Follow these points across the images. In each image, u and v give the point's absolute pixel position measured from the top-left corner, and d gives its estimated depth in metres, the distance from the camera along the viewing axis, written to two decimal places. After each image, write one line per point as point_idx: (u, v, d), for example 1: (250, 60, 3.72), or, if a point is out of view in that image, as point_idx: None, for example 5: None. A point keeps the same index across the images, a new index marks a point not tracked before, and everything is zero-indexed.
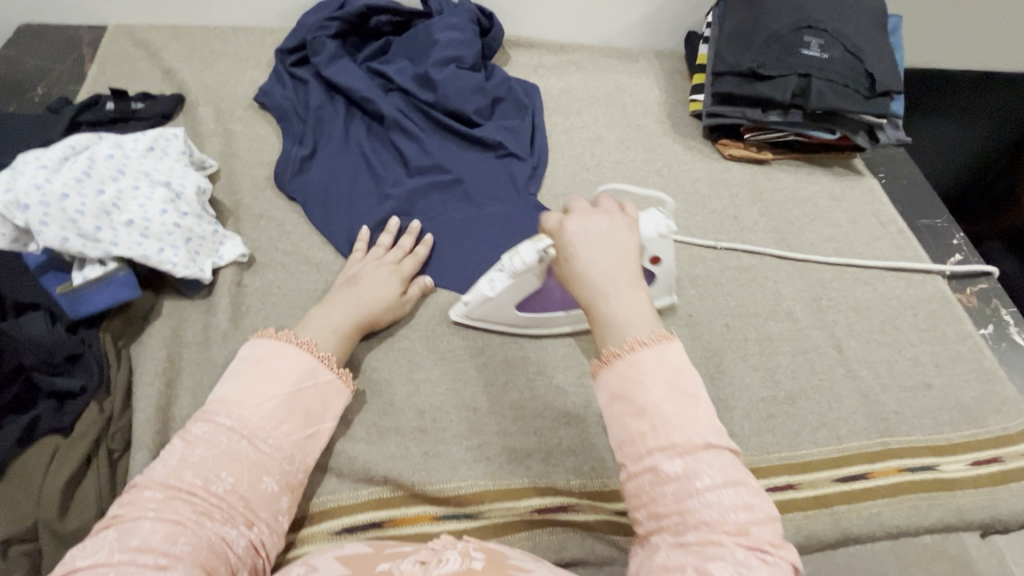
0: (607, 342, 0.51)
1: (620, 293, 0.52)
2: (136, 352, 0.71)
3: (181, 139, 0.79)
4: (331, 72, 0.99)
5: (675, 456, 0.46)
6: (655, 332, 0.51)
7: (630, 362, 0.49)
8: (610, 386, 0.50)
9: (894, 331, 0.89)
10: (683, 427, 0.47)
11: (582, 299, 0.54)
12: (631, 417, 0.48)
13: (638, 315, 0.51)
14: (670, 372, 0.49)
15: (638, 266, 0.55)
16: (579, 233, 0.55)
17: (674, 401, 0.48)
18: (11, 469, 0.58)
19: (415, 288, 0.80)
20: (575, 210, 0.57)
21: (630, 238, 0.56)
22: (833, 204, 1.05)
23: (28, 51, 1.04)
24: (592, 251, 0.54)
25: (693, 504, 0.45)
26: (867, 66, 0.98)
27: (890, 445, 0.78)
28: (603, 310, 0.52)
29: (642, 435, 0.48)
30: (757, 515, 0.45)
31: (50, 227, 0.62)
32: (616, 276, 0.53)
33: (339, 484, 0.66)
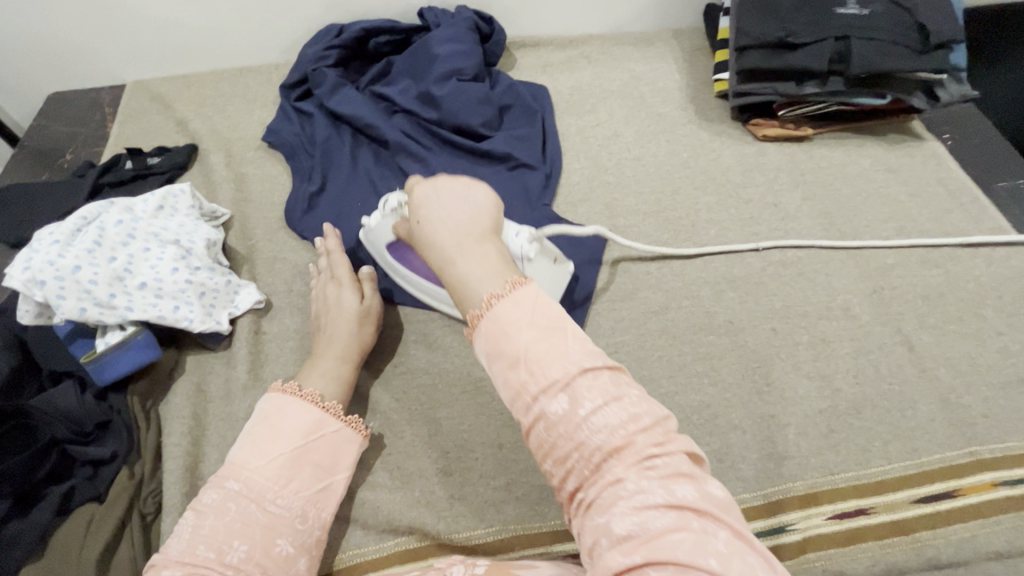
0: (469, 302, 0.47)
1: (473, 252, 0.49)
2: (163, 411, 0.72)
3: (188, 194, 0.79)
4: (335, 102, 0.97)
5: (555, 394, 0.42)
6: (508, 278, 0.47)
7: (494, 315, 0.45)
8: (485, 345, 0.45)
9: (976, 320, 0.78)
10: (558, 362, 0.42)
11: (436, 262, 0.51)
12: (509, 371, 0.44)
13: (488, 266, 0.48)
14: (534, 309, 0.45)
15: (491, 220, 0.52)
16: (421, 203, 0.54)
17: (540, 339, 0.43)
18: (53, 541, 0.60)
19: (367, 284, 0.76)
20: (416, 186, 0.56)
21: (483, 191, 0.54)
22: (890, 177, 0.93)
23: (55, 119, 1.08)
24: (437, 214, 0.52)
25: (588, 438, 0.41)
26: (919, 19, 0.86)
27: (980, 455, 0.68)
28: (456, 271, 0.49)
29: (524, 385, 0.43)
30: (643, 421, 0.42)
31: (68, 300, 0.65)
32: (465, 232, 0.51)
33: (364, 537, 0.65)
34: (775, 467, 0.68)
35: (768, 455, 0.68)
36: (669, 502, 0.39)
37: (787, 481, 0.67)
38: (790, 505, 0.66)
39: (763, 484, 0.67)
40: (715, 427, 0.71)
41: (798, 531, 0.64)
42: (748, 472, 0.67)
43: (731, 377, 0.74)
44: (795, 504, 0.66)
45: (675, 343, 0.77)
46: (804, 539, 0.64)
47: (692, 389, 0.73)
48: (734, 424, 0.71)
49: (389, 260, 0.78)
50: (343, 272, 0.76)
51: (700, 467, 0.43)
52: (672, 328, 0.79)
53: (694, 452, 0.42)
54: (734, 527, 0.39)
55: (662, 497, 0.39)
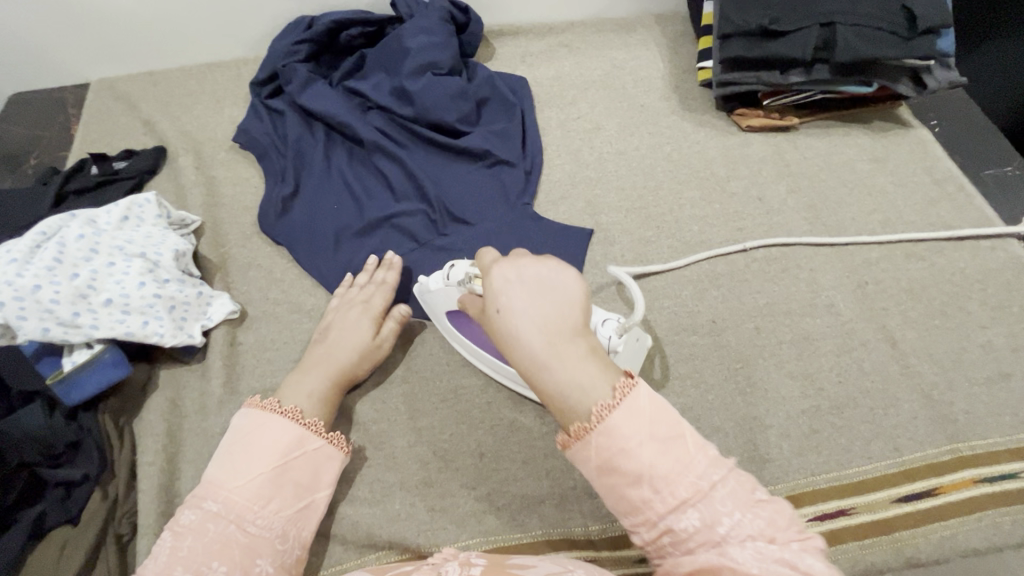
0: (569, 416, 0.47)
1: (569, 357, 0.47)
2: (137, 428, 0.71)
3: (154, 203, 0.77)
4: (306, 100, 0.94)
5: (686, 511, 0.44)
6: (617, 381, 0.47)
7: (606, 427, 0.45)
8: (592, 461, 0.46)
9: (959, 314, 0.77)
10: (684, 478, 0.44)
11: (520, 366, 0.48)
12: (626, 486, 0.45)
13: (592, 375, 0.46)
14: (650, 412, 0.46)
15: (584, 318, 0.48)
16: (500, 289, 0.49)
17: (664, 454, 0.45)
18: (26, 566, 0.59)
19: (390, 323, 0.74)
20: (495, 267, 0.51)
21: (570, 284, 0.48)
22: (875, 167, 0.91)
23: (17, 121, 1.04)
24: (517, 305, 0.48)
25: (727, 552, 0.42)
26: (905, 1, 0.84)
27: (961, 452, 0.68)
28: (545, 378, 0.47)
29: (647, 503, 0.45)
30: (777, 522, 0.44)
31: (29, 321, 0.62)
32: (553, 330, 0.47)
33: (344, 552, 0.64)
34: (757, 470, 0.67)
35: (749, 458, 0.68)
36: (794, 566, 0.41)
37: (768, 484, 0.67)
38: None
39: None
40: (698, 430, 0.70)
41: None
42: None
43: (713, 379, 0.73)
44: None
45: (657, 344, 0.76)
46: None
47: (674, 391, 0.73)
48: (716, 427, 0.70)
49: (446, 325, 0.72)
50: (377, 302, 0.75)
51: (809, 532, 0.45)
52: (655, 330, 0.78)
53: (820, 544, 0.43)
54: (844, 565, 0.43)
55: (785, 564, 0.41)
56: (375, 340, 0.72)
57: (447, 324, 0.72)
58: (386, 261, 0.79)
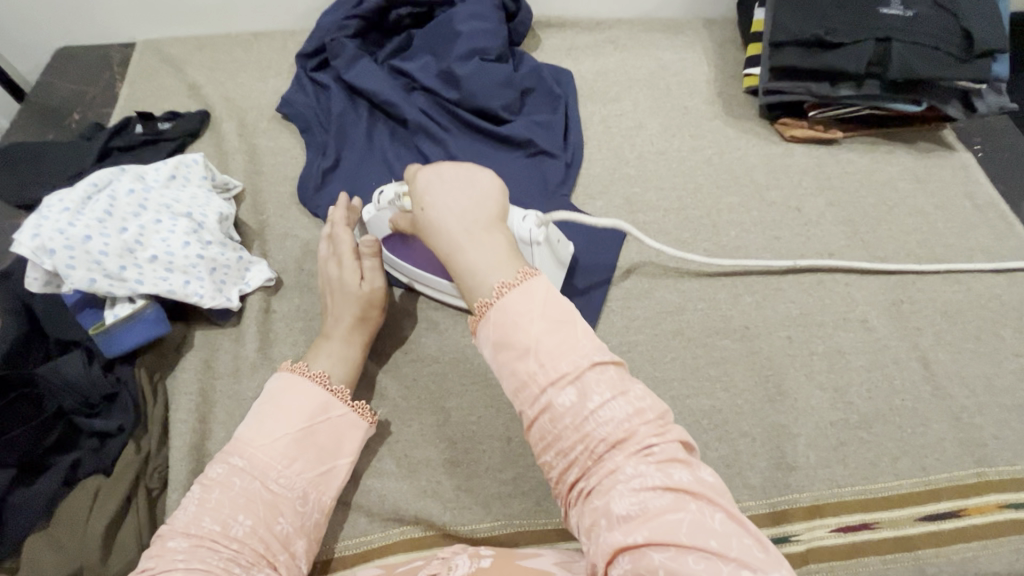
0: (476, 292, 0.50)
1: (484, 242, 0.52)
2: (171, 385, 0.71)
3: (201, 164, 0.77)
4: (353, 76, 0.94)
5: (564, 387, 0.45)
6: (519, 269, 0.50)
7: (503, 304, 0.48)
8: (491, 336, 0.48)
9: (993, 339, 0.77)
10: (569, 355, 0.46)
11: (442, 249, 0.54)
12: (518, 360, 0.47)
13: (498, 257, 0.51)
14: (545, 303, 0.48)
15: (499, 209, 0.56)
16: (425, 188, 0.57)
17: (551, 333, 0.47)
18: (60, 512, 0.59)
19: (370, 263, 0.72)
20: (421, 172, 0.59)
21: (486, 176, 0.57)
22: (917, 186, 0.91)
23: (63, 75, 1.05)
24: (441, 204, 0.55)
25: (592, 428, 0.45)
26: (966, 23, 0.83)
27: (988, 476, 0.68)
28: (462, 259, 0.52)
29: (533, 375, 0.46)
30: (644, 415, 0.45)
31: (77, 270, 0.63)
32: (471, 220, 0.53)
33: (369, 524, 0.65)
34: (782, 478, 0.67)
35: (776, 465, 0.68)
36: (669, 487, 0.42)
37: (792, 491, 0.67)
38: (794, 516, 0.66)
39: (769, 493, 0.67)
40: (726, 434, 0.70)
41: (802, 542, 0.64)
42: (755, 481, 0.67)
43: (743, 384, 0.73)
44: (800, 515, 0.66)
45: (689, 344, 0.77)
46: (806, 550, 0.64)
47: (704, 393, 0.73)
48: (744, 431, 0.70)
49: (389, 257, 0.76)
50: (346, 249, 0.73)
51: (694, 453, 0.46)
52: (687, 331, 0.77)
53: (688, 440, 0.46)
54: (727, 504, 0.43)
55: (661, 481, 0.42)
56: (361, 284, 0.71)
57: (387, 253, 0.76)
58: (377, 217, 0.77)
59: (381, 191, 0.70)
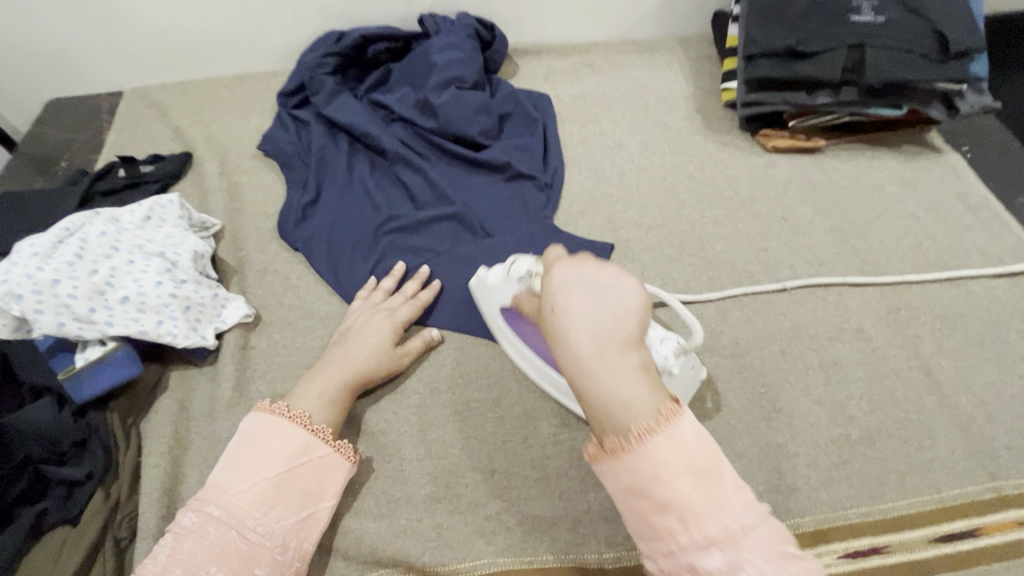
0: (608, 430, 0.45)
1: (618, 370, 0.44)
2: (145, 429, 0.70)
3: (177, 204, 0.78)
4: (332, 111, 0.95)
5: (712, 550, 0.42)
6: (661, 407, 0.44)
7: (645, 451, 0.43)
8: (625, 482, 0.44)
9: (997, 343, 0.73)
10: (718, 516, 0.42)
11: (569, 373, 0.46)
12: (655, 513, 0.43)
13: (641, 393, 0.44)
14: (692, 453, 0.43)
15: (638, 327, 0.46)
16: (559, 291, 0.47)
17: (696, 484, 0.43)
18: (22, 568, 0.57)
19: (415, 340, 0.73)
20: (555, 268, 0.50)
21: (629, 291, 0.46)
22: (905, 190, 0.89)
23: (53, 126, 1.07)
24: (570, 308, 0.46)
25: (704, 539, 0.42)
26: (936, 25, 0.83)
27: (1003, 490, 0.64)
28: (594, 392, 0.45)
29: (671, 533, 0.43)
30: (753, 521, 0.43)
31: (45, 315, 0.62)
32: (602, 339, 0.45)
33: (347, 569, 0.61)
34: (782, 500, 0.64)
35: (774, 487, 0.64)
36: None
37: (794, 515, 0.63)
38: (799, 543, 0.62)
39: None
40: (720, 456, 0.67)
41: None
42: None
43: (737, 402, 0.70)
44: (805, 542, 0.62)
45: None
46: None
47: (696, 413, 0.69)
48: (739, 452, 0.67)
49: (502, 324, 0.71)
50: (399, 311, 0.74)
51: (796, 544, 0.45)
52: None
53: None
54: None
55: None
56: (393, 350, 0.71)
57: (498, 317, 0.71)
58: (422, 277, 0.78)
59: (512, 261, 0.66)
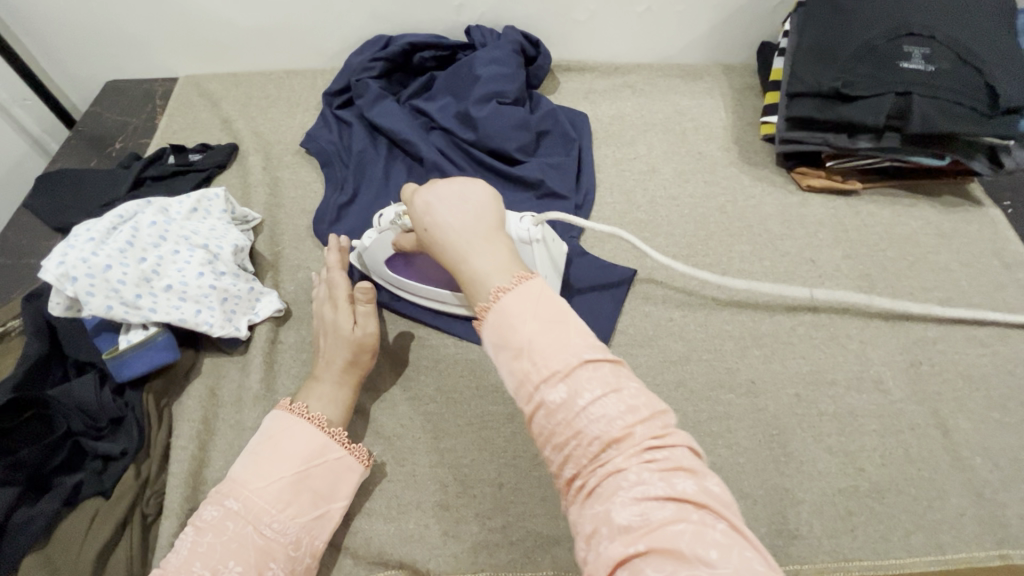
0: (476, 295, 0.51)
1: (479, 245, 0.53)
2: (176, 411, 0.73)
3: (222, 199, 0.81)
4: (375, 114, 0.97)
5: (556, 383, 0.43)
6: (515, 274, 0.50)
7: (499, 307, 0.48)
8: (490, 337, 0.48)
9: (1021, 409, 0.73)
10: (562, 354, 0.44)
11: (450, 259, 0.54)
12: (514, 361, 0.46)
13: (495, 263, 0.51)
14: (536, 300, 0.48)
15: (494, 217, 0.56)
16: (431, 207, 0.56)
17: (545, 332, 0.45)
18: (56, 532, 0.61)
19: (361, 303, 0.72)
20: (416, 195, 0.58)
21: (480, 188, 0.57)
22: (940, 242, 0.88)
23: (111, 107, 1.12)
24: (443, 218, 0.55)
25: (585, 424, 0.42)
26: (989, 78, 0.81)
27: (1010, 559, 0.64)
28: (467, 266, 0.52)
29: (528, 374, 0.44)
30: (641, 415, 0.42)
31: (96, 297, 0.66)
32: (472, 233, 0.54)
33: (354, 567, 0.64)
34: (784, 545, 0.64)
35: (777, 530, 0.65)
36: (668, 493, 0.38)
37: (794, 562, 0.63)
38: None
39: None
40: None
41: None
42: None
43: (747, 441, 0.71)
44: None
45: (692, 397, 0.74)
46: None
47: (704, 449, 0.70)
48: (744, 492, 0.68)
49: (394, 279, 0.78)
50: (340, 296, 0.73)
51: (698, 460, 0.42)
52: (691, 382, 0.75)
53: (692, 447, 0.42)
54: (732, 518, 0.39)
55: (662, 490, 0.39)
56: (354, 326, 0.71)
57: (393, 277, 0.78)
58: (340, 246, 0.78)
59: (380, 214, 0.74)
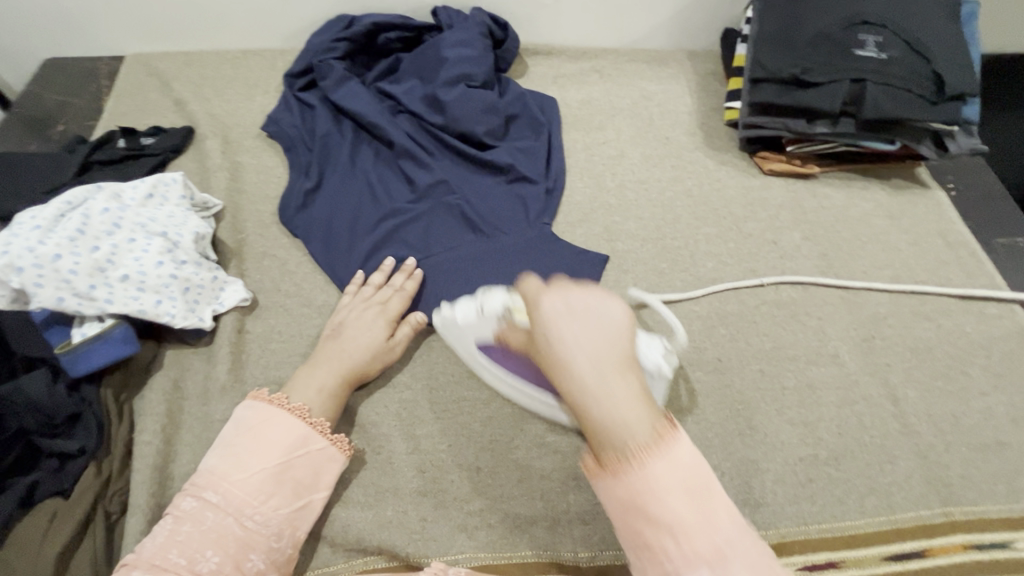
0: (606, 444, 0.46)
1: (619, 393, 0.47)
2: (138, 405, 0.71)
3: (180, 183, 0.78)
4: (339, 97, 0.94)
5: (671, 534, 0.43)
6: (657, 426, 0.45)
7: (642, 481, 0.44)
8: (616, 503, 0.45)
9: (961, 377, 0.78)
10: (704, 533, 0.42)
11: (569, 394, 0.48)
12: (644, 520, 0.43)
13: (626, 399, 0.46)
14: (689, 472, 0.44)
15: (629, 349, 0.49)
16: (552, 322, 0.49)
17: (691, 503, 0.43)
18: (11, 535, 0.58)
19: (405, 328, 0.75)
20: (544, 295, 0.51)
21: (617, 308, 0.50)
22: (891, 223, 0.92)
23: (50, 87, 1.05)
24: (568, 334, 0.49)
25: (701, 546, 0.42)
26: (935, 66, 0.85)
27: (952, 516, 0.69)
28: (595, 408, 0.46)
29: (665, 552, 0.43)
30: (745, 544, 0.43)
31: (45, 288, 0.63)
32: (602, 362, 0.48)
33: (332, 554, 0.64)
34: (750, 514, 0.68)
35: (744, 500, 0.68)
36: None
37: (760, 529, 0.67)
38: None
39: None
40: None
41: None
42: None
43: (715, 417, 0.74)
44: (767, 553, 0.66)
45: None
46: None
47: None
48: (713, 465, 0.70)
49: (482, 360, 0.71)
50: (390, 306, 0.75)
51: None
52: None
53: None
54: None
55: None
56: (388, 342, 0.73)
57: (478, 353, 0.71)
58: (408, 268, 0.80)
59: (485, 292, 0.68)
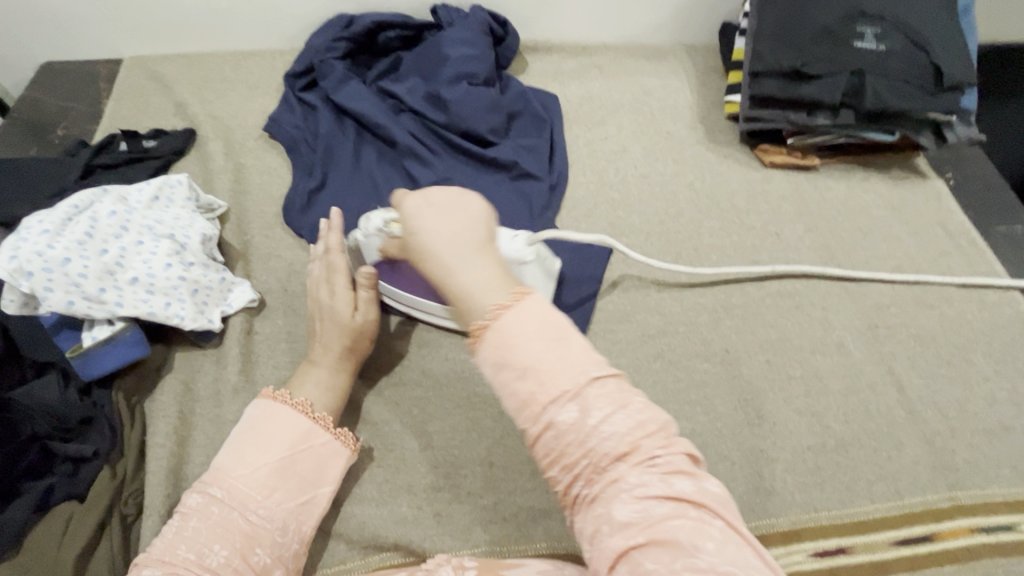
0: (472, 313, 0.45)
1: (468, 259, 0.47)
2: (149, 408, 0.71)
3: (186, 185, 0.78)
4: (341, 96, 0.94)
5: (565, 404, 0.40)
6: (513, 290, 0.45)
7: (500, 326, 0.43)
8: (489, 356, 0.43)
9: (965, 363, 0.79)
10: (565, 375, 0.41)
11: (435, 273, 0.48)
12: (519, 381, 0.42)
13: (492, 276, 0.46)
14: (541, 322, 0.43)
15: (488, 227, 0.50)
16: (414, 213, 0.50)
17: (548, 351, 0.42)
18: (28, 538, 0.58)
19: (363, 293, 0.71)
20: (407, 197, 0.52)
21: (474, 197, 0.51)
22: (892, 213, 0.93)
23: (49, 91, 1.04)
24: (431, 226, 0.49)
25: (595, 441, 0.40)
26: (933, 58, 0.86)
27: (958, 500, 0.70)
28: (459, 282, 0.46)
29: (534, 396, 0.41)
30: (648, 429, 0.41)
31: (55, 293, 0.63)
32: (463, 244, 0.48)
33: (349, 552, 0.64)
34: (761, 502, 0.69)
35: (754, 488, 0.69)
36: (668, 493, 0.39)
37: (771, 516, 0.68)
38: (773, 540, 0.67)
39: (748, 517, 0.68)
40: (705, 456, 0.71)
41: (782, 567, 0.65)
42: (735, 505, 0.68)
43: (724, 407, 0.74)
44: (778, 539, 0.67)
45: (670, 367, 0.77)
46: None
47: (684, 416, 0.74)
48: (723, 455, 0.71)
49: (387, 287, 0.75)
50: (337, 280, 0.72)
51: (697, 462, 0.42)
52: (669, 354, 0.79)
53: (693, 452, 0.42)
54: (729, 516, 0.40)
55: (662, 489, 0.39)
56: (354, 316, 0.70)
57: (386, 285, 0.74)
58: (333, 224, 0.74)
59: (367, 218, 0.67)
